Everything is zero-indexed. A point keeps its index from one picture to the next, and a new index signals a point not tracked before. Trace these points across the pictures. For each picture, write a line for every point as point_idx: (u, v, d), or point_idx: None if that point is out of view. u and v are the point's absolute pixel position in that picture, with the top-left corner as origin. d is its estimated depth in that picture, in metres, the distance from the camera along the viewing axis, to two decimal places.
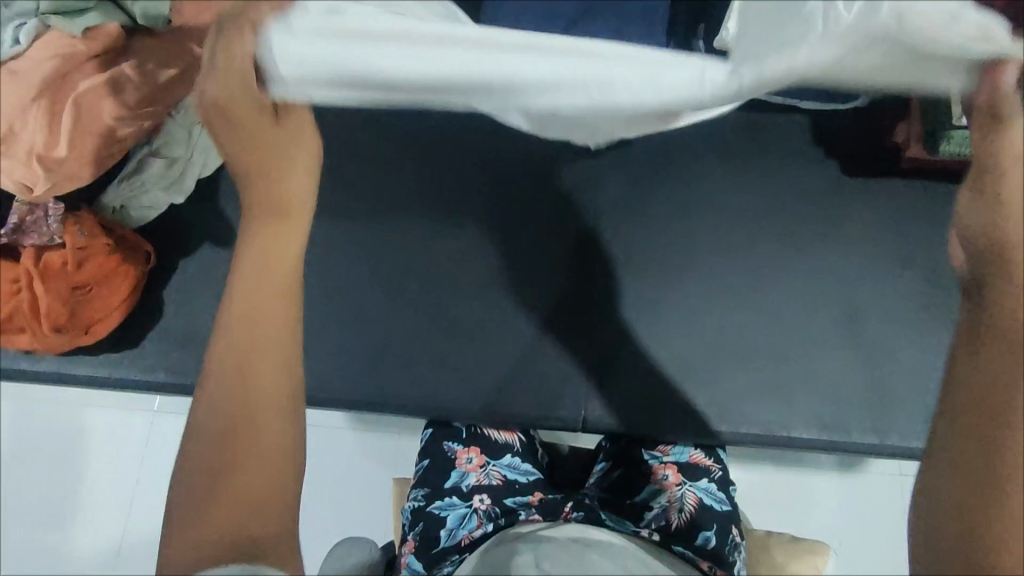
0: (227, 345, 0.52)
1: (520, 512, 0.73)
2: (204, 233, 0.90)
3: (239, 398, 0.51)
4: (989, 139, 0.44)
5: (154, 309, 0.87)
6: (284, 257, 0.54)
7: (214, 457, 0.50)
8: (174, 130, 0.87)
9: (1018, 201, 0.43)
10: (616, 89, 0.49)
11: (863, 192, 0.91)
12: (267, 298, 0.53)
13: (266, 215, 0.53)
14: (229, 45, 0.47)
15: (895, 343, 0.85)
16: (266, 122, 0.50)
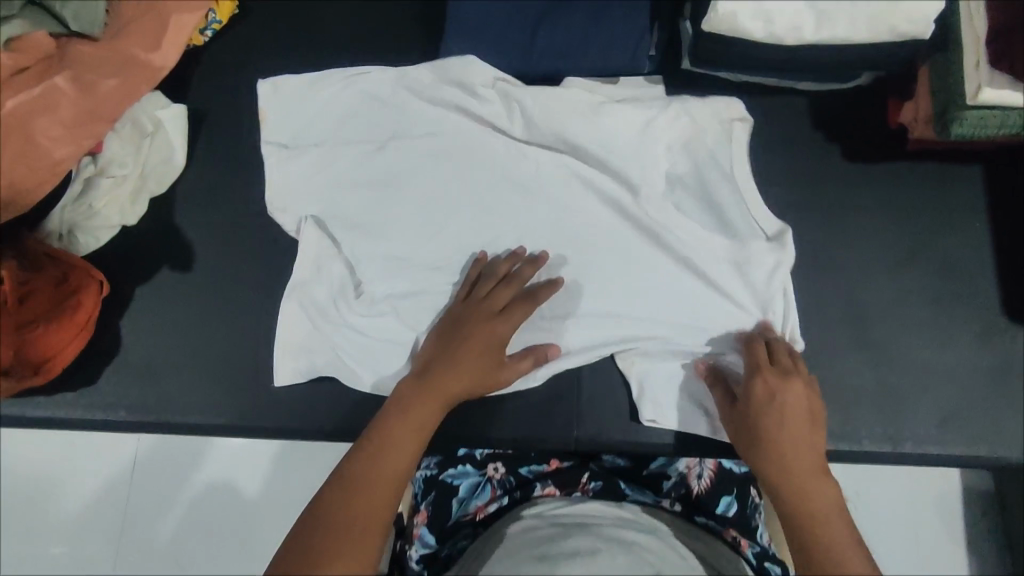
0: (388, 425, 0.68)
1: (535, 485, 0.75)
2: (159, 257, 0.83)
3: (371, 467, 0.65)
4: (755, 384, 0.69)
5: (111, 342, 0.81)
6: (462, 378, 0.71)
7: (335, 509, 0.62)
8: (121, 145, 0.81)
9: (775, 411, 0.67)
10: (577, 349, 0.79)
11: (868, 177, 0.85)
12: (437, 400, 0.70)
13: (468, 338, 0.73)
14: (497, 291, 0.76)
15: (904, 341, 0.80)
16: (493, 316, 0.74)
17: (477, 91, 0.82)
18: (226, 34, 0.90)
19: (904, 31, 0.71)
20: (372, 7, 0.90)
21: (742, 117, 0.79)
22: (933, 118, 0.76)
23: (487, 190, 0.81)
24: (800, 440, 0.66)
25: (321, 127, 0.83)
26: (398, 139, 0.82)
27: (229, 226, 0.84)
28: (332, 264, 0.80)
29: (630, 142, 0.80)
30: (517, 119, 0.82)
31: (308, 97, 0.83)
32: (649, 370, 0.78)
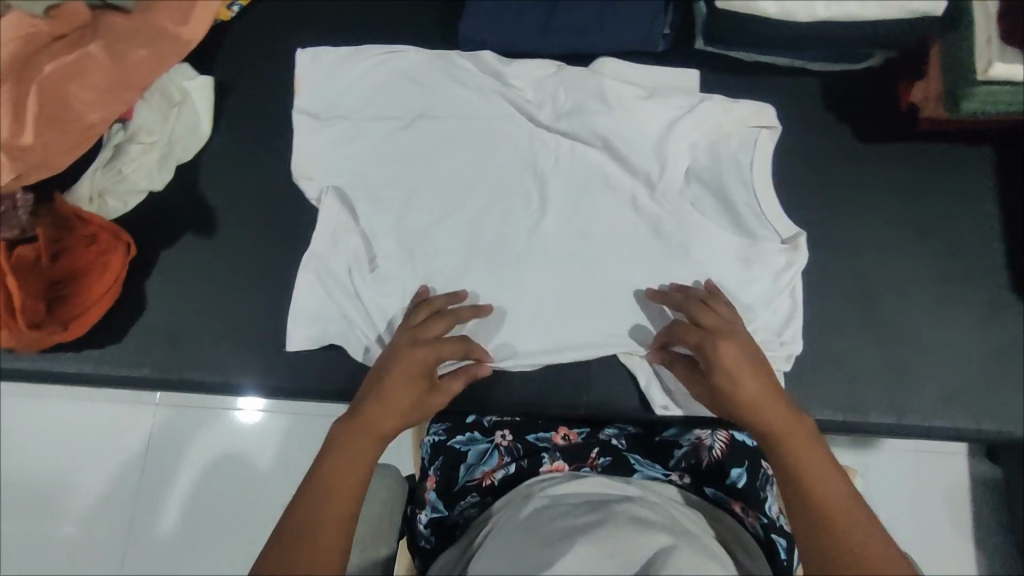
0: (321, 473, 0.62)
1: (543, 455, 0.71)
2: (183, 222, 0.85)
3: (306, 520, 0.59)
4: (708, 341, 0.68)
5: (136, 302, 0.83)
6: (392, 411, 0.67)
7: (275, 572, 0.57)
8: (149, 114, 0.83)
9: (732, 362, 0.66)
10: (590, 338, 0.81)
11: (878, 157, 0.86)
12: (367, 438, 0.65)
13: (396, 367, 0.70)
14: (428, 323, 0.74)
15: (912, 318, 0.80)
16: (421, 348, 0.71)
17: (515, 76, 0.84)
18: (251, 11, 0.93)
19: (915, 8, 0.72)
20: None
21: (770, 126, 0.80)
22: (943, 96, 0.77)
23: (510, 171, 0.83)
24: (758, 395, 0.64)
25: (341, 100, 0.86)
26: (426, 116, 0.84)
27: (250, 195, 0.87)
28: (349, 237, 0.83)
29: (656, 142, 0.81)
30: (549, 107, 0.84)
31: (335, 71, 0.86)
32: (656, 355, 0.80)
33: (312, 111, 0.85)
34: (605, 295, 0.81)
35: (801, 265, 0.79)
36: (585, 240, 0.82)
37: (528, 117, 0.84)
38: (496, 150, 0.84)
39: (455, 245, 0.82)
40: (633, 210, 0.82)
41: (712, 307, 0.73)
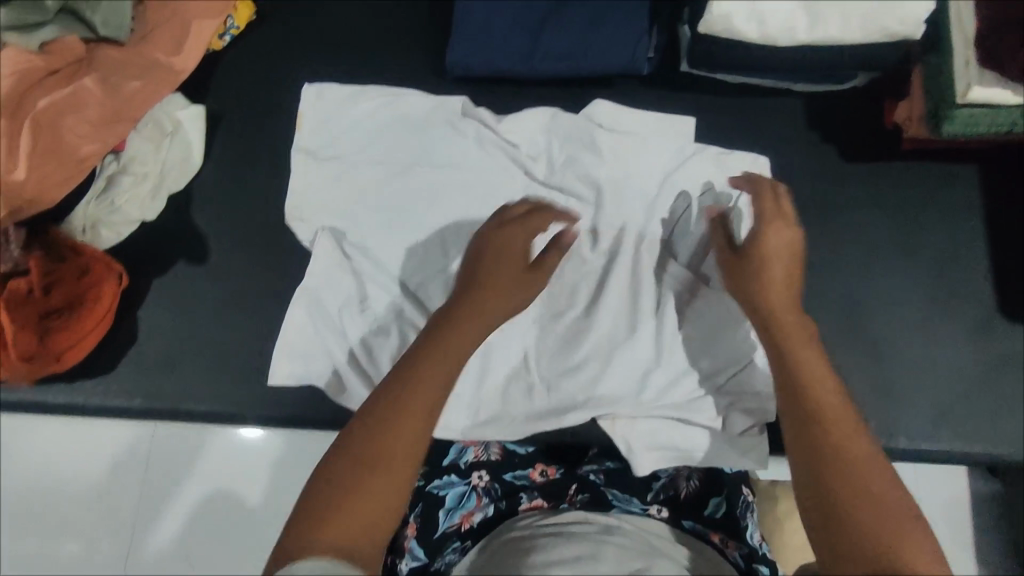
0: (417, 348, 0.60)
1: (522, 495, 0.70)
2: (176, 250, 0.86)
3: (399, 398, 0.55)
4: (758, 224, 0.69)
5: (127, 332, 0.83)
6: (498, 288, 0.67)
7: (358, 457, 0.52)
8: (141, 145, 0.85)
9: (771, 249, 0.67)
10: (573, 393, 0.78)
11: (864, 175, 0.87)
12: (474, 312, 0.64)
13: (490, 245, 0.71)
14: (518, 211, 0.75)
15: (900, 339, 0.80)
16: (518, 224, 0.72)
17: (511, 126, 0.86)
18: (243, 39, 0.94)
19: (896, 31, 0.73)
20: (382, 11, 0.93)
21: (761, 176, 0.83)
22: (926, 116, 0.78)
23: (500, 212, 0.84)
24: (783, 289, 0.65)
25: (334, 132, 0.88)
26: (421, 167, 0.86)
27: (241, 223, 0.87)
28: (344, 278, 0.82)
29: (646, 201, 0.83)
30: (545, 161, 0.86)
31: (342, 111, 0.88)
32: (635, 421, 0.76)
33: (309, 146, 0.87)
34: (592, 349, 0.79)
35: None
36: (569, 296, 0.81)
37: (525, 166, 0.85)
38: (486, 193, 0.85)
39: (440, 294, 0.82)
40: (618, 263, 0.81)
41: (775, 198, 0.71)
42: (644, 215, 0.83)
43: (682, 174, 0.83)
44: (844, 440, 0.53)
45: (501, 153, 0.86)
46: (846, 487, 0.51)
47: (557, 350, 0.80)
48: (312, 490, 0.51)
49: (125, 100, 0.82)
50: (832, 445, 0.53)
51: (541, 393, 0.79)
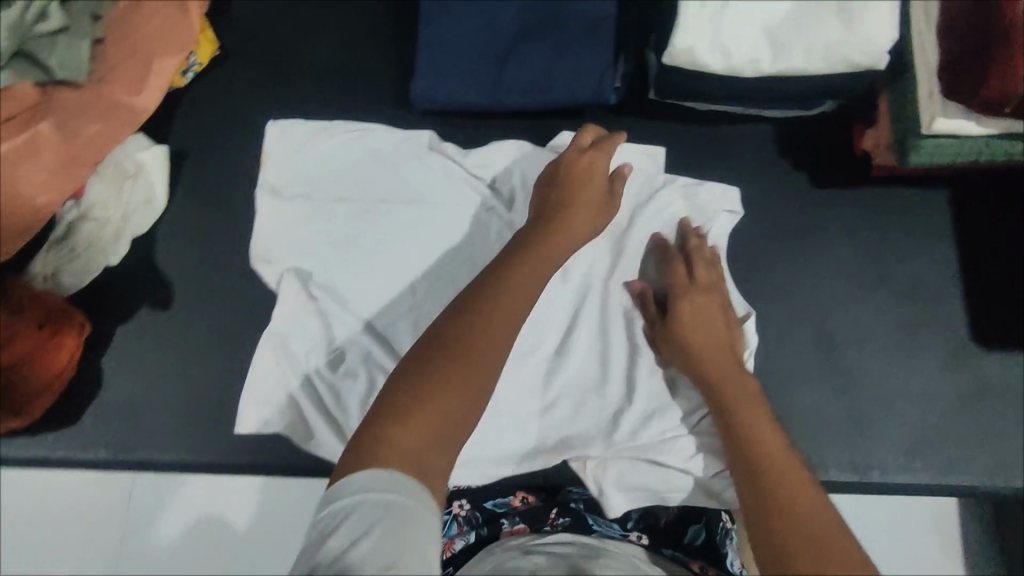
0: (504, 262, 0.65)
1: (503, 522, 0.70)
2: (141, 295, 0.85)
3: (492, 307, 0.60)
4: (682, 292, 0.75)
5: (90, 382, 0.82)
6: (575, 212, 0.72)
7: (456, 349, 0.56)
8: (102, 190, 0.84)
9: (700, 314, 0.73)
10: (541, 437, 0.77)
11: (834, 202, 0.86)
12: (554, 236, 0.70)
13: (567, 171, 0.76)
14: (594, 133, 0.79)
15: (872, 368, 0.80)
16: (594, 150, 0.77)
17: (477, 160, 0.85)
18: (205, 76, 0.93)
19: (860, 62, 0.72)
20: (346, 45, 0.92)
21: (731, 209, 0.82)
22: (893, 144, 0.78)
23: (468, 248, 0.83)
24: (713, 348, 0.71)
25: (298, 168, 0.86)
26: (387, 203, 0.85)
27: (207, 264, 0.86)
28: (311, 321, 0.81)
29: (616, 232, 0.81)
30: (512, 194, 0.84)
31: (305, 147, 0.86)
32: (606, 463, 0.75)
33: (273, 184, 0.85)
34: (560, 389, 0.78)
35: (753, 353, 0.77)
36: (537, 335, 0.79)
37: (493, 200, 0.84)
38: (453, 228, 0.84)
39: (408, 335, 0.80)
40: (587, 298, 0.80)
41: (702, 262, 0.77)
42: (614, 247, 0.81)
43: (652, 205, 0.82)
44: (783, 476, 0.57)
45: (470, 186, 0.85)
46: (788, 526, 0.52)
47: (525, 392, 0.78)
48: (408, 371, 0.55)
49: (82, 144, 0.80)
50: (774, 490, 0.56)
51: (508, 439, 0.77)
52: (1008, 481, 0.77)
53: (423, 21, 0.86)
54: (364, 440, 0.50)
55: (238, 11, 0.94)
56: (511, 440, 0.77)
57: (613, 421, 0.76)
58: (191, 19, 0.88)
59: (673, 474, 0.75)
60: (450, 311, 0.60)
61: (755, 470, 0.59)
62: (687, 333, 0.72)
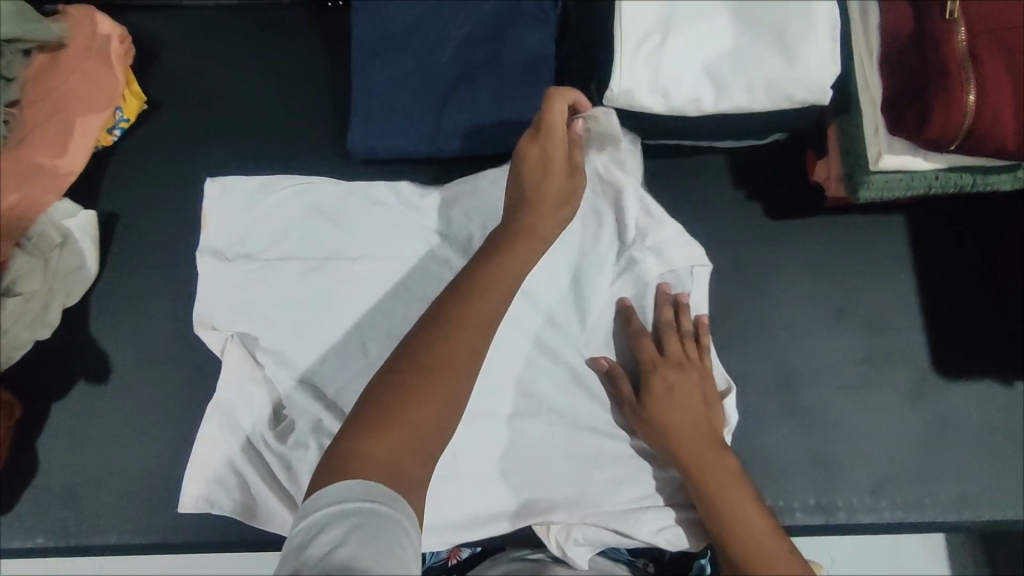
0: (468, 272, 0.64)
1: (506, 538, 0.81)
2: (75, 369, 0.81)
3: (453, 320, 0.59)
4: (655, 371, 0.74)
5: (25, 464, 0.78)
6: (540, 208, 0.69)
7: (418, 367, 0.57)
8: (26, 262, 0.78)
9: (675, 395, 0.73)
10: (501, 499, 0.75)
11: (790, 233, 0.84)
12: (517, 240, 0.66)
13: (528, 162, 0.70)
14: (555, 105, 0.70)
15: (836, 405, 0.78)
16: (556, 132, 0.70)
17: (429, 216, 0.82)
18: (134, 132, 0.89)
19: (804, 99, 0.70)
20: (281, 93, 0.88)
21: (704, 263, 0.77)
22: (844, 177, 0.75)
23: (415, 301, 0.80)
24: (689, 424, 0.72)
25: (241, 227, 0.81)
26: (335, 259, 0.80)
27: (144, 332, 0.82)
28: (257, 391, 0.78)
29: (576, 286, 0.78)
30: (462, 245, 0.81)
31: (248, 205, 0.82)
32: (570, 525, 0.73)
33: (216, 248, 0.81)
34: (523, 452, 0.76)
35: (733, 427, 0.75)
36: (500, 395, 0.77)
37: (445, 252, 0.81)
38: (404, 282, 0.80)
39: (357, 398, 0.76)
40: (550, 357, 0.78)
41: (677, 338, 0.76)
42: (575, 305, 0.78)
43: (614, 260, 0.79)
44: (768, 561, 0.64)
45: (415, 238, 0.82)
46: None
47: (487, 455, 0.76)
48: (374, 390, 0.56)
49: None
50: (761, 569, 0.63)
51: (467, 503, 0.74)
52: (975, 514, 0.76)
53: (356, 67, 0.83)
54: (336, 451, 0.53)
55: (167, 62, 0.90)
56: (470, 505, 0.74)
57: (577, 484, 0.74)
58: (115, 72, 0.83)
59: (637, 536, 0.73)
60: (417, 328, 0.60)
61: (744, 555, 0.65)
62: (662, 415, 0.72)
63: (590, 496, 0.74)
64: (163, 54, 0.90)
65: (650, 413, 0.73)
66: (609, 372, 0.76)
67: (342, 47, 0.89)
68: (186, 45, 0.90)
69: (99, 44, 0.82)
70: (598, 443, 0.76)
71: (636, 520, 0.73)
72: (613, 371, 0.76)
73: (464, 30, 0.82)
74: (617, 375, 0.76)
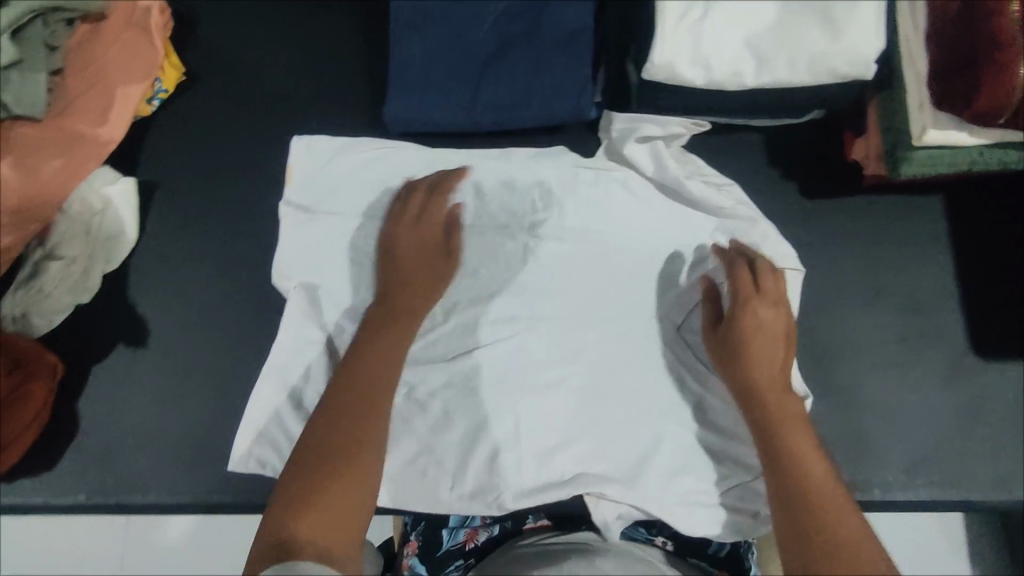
0: (353, 364, 0.71)
1: (527, 517, 0.80)
2: (116, 334, 0.83)
3: (337, 408, 0.68)
4: (745, 301, 0.73)
5: (67, 425, 0.80)
6: (413, 286, 0.76)
7: (319, 455, 0.64)
8: (68, 226, 0.81)
9: (759, 326, 0.72)
10: (557, 468, 0.77)
11: (827, 213, 0.83)
12: (393, 327, 0.74)
13: (415, 243, 0.77)
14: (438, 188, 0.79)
15: (872, 384, 0.78)
16: (436, 212, 0.79)
17: (492, 200, 0.83)
18: (172, 103, 0.90)
19: (846, 72, 0.69)
20: (316, 66, 0.89)
21: (794, 266, 0.78)
22: (883, 155, 0.75)
23: (466, 269, 0.82)
24: (772, 361, 0.71)
25: (326, 187, 0.83)
26: (413, 227, 0.83)
27: (183, 300, 0.84)
28: (303, 358, 0.79)
29: (655, 266, 0.82)
30: (541, 218, 0.83)
31: (328, 167, 0.84)
32: (619, 504, 0.74)
33: (301, 203, 0.83)
34: (592, 431, 0.78)
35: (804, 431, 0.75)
36: (572, 365, 0.79)
37: (518, 226, 0.83)
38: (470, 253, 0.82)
39: (436, 363, 0.80)
40: (620, 332, 0.80)
41: (775, 273, 0.74)
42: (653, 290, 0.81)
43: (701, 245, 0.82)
44: (826, 507, 0.61)
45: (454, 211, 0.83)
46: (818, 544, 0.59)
47: (553, 423, 0.78)
48: (285, 481, 0.64)
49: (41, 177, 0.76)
50: (811, 506, 0.62)
51: (524, 466, 0.77)
52: (1012, 495, 0.75)
53: (394, 42, 0.83)
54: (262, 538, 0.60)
55: (205, 36, 0.91)
56: (526, 470, 0.77)
57: (640, 470, 0.76)
58: (154, 43, 0.84)
59: (685, 519, 0.74)
60: (312, 425, 0.68)
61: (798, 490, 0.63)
62: (743, 342, 0.71)
63: (647, 481, 0.76)
64: (202, 27, 0.92)
65: (730, 337, 0.73)
66: (705, 288, 0.77)
67: (378, 22, 0.90)
68: (224, 19, 0.91)
69: (139, 16, 0.83)
70: (665, 426, 0.78)
71: (689, 505, 0.75)
72: (707, 290, 0.77)
73: (501, 5, 0.82)
74: (710, 292, 0.77)
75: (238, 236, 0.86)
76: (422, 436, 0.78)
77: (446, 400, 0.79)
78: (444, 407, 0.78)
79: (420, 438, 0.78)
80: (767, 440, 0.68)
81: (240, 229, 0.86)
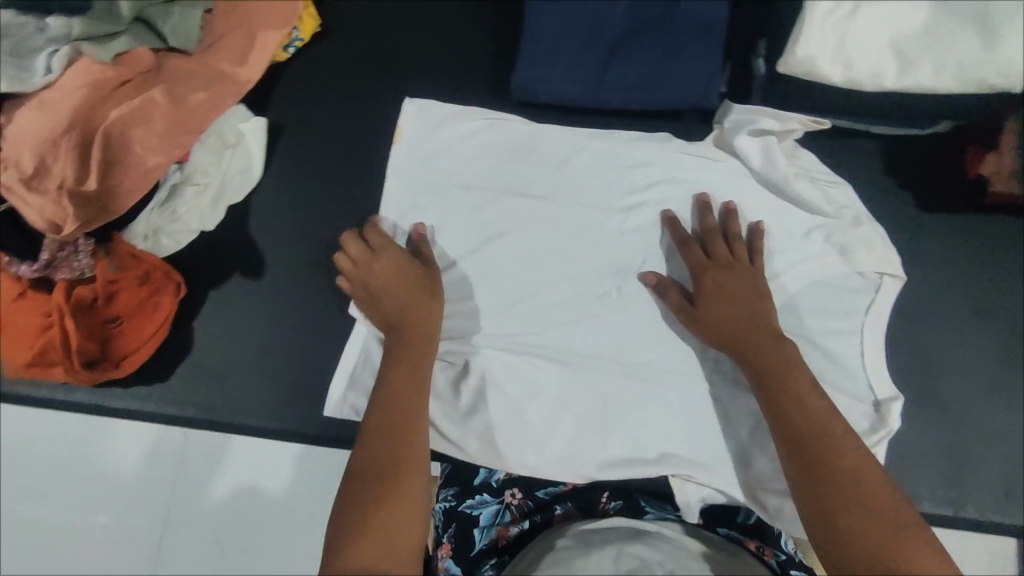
0: (386, 391, 0.70)
1: (556, 507, 0.72)
2: (234, 264, 0.87)
3: (385, 427, 0.67)
4: (705, 271, 0.76)
5: (182, 342, 0.85)
6: (417, 308, 0.76)
7: (372, 476, 0.64)
8: (204, 155, 0.83)
9: (719, 289, 0.75)
10: (647, 447, 0.79)
11: (942, 228, 0.83)
12: (420, 344, 0.74)
13: (402, 272, 0.78)
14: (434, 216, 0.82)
15: (969, 403, 0.78)
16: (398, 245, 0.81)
17: (605, 178, 0.86)
18: (303, 54, 0.94)
19: (992, 84, 0.69)
20: (446, 33, 0.92)
21: (896, 273, 0.78)
22: (1016, 172, 0.74)
23: (572, 240, 0.84)
24: (738, 318, 0.73)
25: (445, 148, 0.86)
26: (523, 195, 0.85)
27: (296, 240, 0.88)
28: None
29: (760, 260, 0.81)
30: (647, 201, 0.85)
31: (446, 128, 0.86)
32: (702, 487, 0.77)
33: (419, 160, 0.86)
34: (683, 415, 0.80)
35: (890, 435, 0.75)
36: (671, 347, 0.80)
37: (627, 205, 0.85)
38: (578, 226, 0.84)
39: (532, 330, 0.82)
40: None
41: (730, 246, 0.78)
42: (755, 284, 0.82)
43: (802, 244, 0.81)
44: (868, 493, 0.59)
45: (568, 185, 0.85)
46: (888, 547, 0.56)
47: (643, 401, 0.80)
48: (338, 510, 0.63)
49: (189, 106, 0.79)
50: (857, 496, 0.59)
51: (612, 440, 0.79)
52: None
53: (528, 14, 0.85)
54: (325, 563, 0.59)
55: None
56: (614, 445, 0.79)
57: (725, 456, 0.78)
58: None
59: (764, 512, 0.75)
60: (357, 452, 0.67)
61: (839, 481, 0.60)
62: (709, 309, 0.74)
63: (733, 469, 0.78)
64: None
65: (700, 311, 0.75)
66: (655, 284, 0.79)
67: None
68: None
69: None
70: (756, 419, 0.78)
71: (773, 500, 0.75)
72: (657, 280, 0.79)
73: None
74: (665, 288, 0.79)
75: (355, 186, 0.89)
76: (516, 399, 0.80)
77: (535, 366, 0.81)
78: (535, 372, 0.81)
79: (514, 400, 0.80)
80: (784, 433, 0.65)
81: (357, 180, 0.90)
